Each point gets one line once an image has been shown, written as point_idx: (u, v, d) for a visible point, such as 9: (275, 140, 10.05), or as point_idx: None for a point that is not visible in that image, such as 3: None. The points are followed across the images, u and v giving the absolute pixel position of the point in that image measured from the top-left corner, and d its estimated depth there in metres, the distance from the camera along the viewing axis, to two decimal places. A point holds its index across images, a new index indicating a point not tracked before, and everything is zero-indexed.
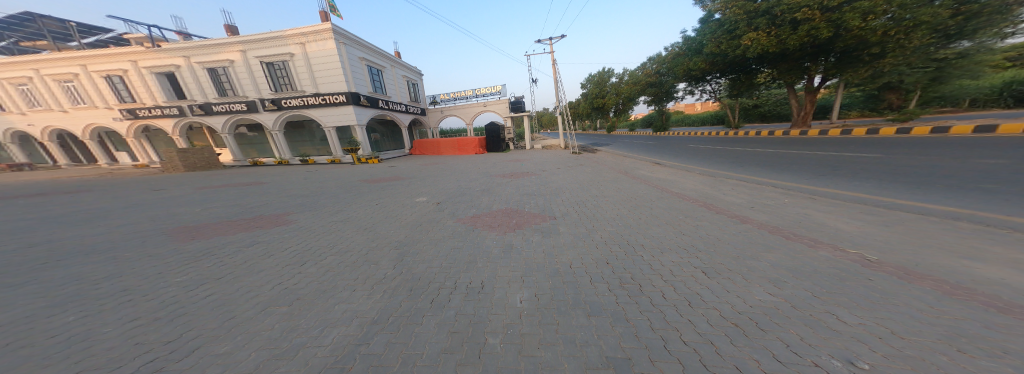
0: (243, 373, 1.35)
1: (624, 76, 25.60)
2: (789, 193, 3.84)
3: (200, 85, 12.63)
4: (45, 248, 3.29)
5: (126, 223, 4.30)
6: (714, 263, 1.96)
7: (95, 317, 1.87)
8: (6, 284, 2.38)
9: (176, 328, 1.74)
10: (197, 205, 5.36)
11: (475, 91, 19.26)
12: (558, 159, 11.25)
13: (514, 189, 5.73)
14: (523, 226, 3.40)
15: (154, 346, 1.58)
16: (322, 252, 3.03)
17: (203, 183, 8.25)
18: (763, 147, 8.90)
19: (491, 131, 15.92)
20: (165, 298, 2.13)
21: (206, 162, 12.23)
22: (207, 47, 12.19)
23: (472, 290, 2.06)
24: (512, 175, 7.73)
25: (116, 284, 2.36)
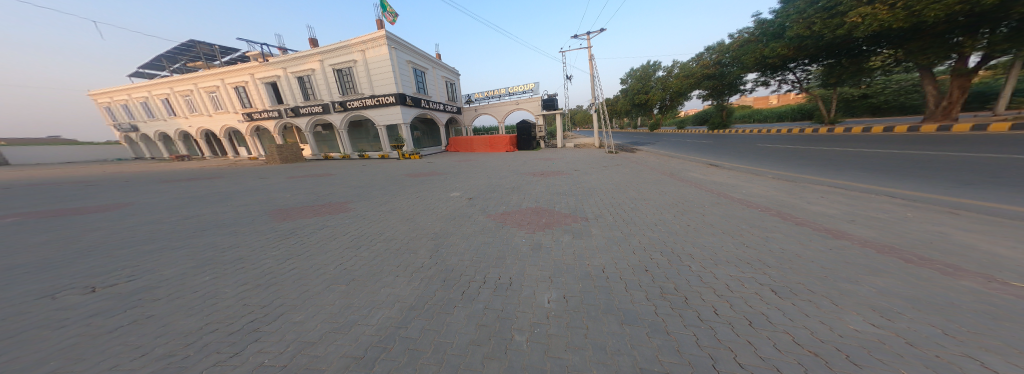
0: (310, 342, 1.55)
1: (674, 69, 23.49)
2: (907, 206, 3.15)
3: (291, 92, 14.97)
4: (186, 220, 4.18)
5: (235, 204, 5.26)
6: (789, 282, 1.70)
7: (220, 279, 2.32)
8: (164, 247, 3.07)
9: (270, 295, 2.07)
10: (279, 192, 6.30)
11: (508, 90, 19.40)
12: (591, 158, 10.86)
13: (547, 188, 5.65)
14: (553, 226, 3.34)
15: (254, 308, 1.89)
16: (372, 239, 3.34)
17: (283, 174, 9.65)
18: (864, 147, 7.44)
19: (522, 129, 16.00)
20: (262, 268, 2.55)
21: (294, 156, 14.35)
22: (296, 59, 14.36)
23: (500, 285, 2.09)
24: (542, 173, 7.66)
25: (233, 253, 2.90)
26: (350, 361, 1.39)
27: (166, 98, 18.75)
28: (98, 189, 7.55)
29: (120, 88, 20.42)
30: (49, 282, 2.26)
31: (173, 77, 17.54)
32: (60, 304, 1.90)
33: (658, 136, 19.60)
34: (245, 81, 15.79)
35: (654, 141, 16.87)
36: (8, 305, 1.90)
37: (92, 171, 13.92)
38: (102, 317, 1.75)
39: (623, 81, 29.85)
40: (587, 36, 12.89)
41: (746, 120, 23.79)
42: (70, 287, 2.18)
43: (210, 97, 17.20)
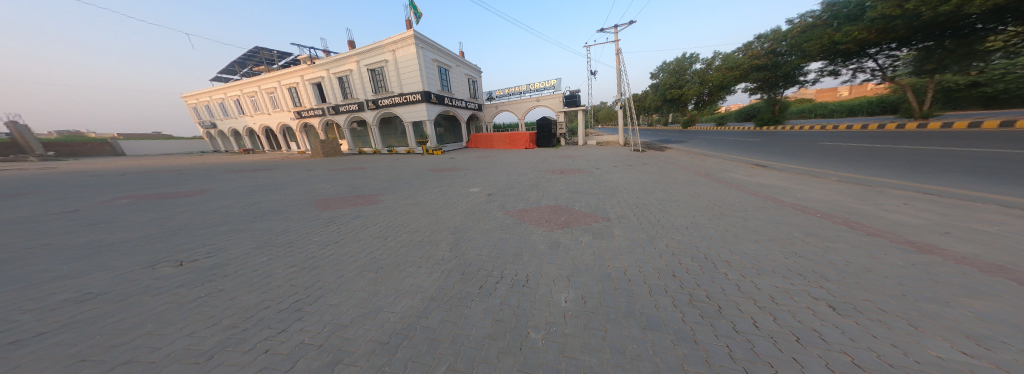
0: (342, 324, 1.66)
1: (716, 61, 21.77)
2: (1009, 218, 2.69)
3: (332, 92, 16.12)
4: (244, 206, 4.68)
5: (282, 193, 5.78)
6: (853, 298, 1.52)
7: (273, 260, 2.57)
8: (229, 229, 3.48)
9: (312, 277, 2.26)
10: (318, 183, 6.82)
11: (529, 86, 19.29)
12: (614, 156, 10.51)
13: (568, 186, 5.55)
14: (573, 225, 3.27)
15: (299, 289, 2.07)
16: (398, 230, 3.51)
17: (320, 167, 10.42)
18: (959, 148, 6.38)
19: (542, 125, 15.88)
20: (305, 252, 2.79)
21: (334, 150, 15.42)
22: (336, 61, 15.40)
23: (517, 282, 2.09)
24: (562, 171, 7.53)
25: (284, 237, 3.20)
26: (376, 346, 1.47)
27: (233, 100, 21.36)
28: (172, 177, 8.66)
29: (198, 92, 23.57)
30: (145, 254, 2.66)
31: (239, 81, 19.95)
32: (155, 274, 2.23)
33: (690, 135, 18.41)
34: (293, 82, 17.31)
35: (685, 139, 15.90)
36: (119, 272, 2.27)
37: (169, 162, 16.01)
38: (186, 288, 2.04)
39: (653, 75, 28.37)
40: (614, 30, 12.41)
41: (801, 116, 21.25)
42: (163, 259, 2.55)
43: (266, 97, 19.20)
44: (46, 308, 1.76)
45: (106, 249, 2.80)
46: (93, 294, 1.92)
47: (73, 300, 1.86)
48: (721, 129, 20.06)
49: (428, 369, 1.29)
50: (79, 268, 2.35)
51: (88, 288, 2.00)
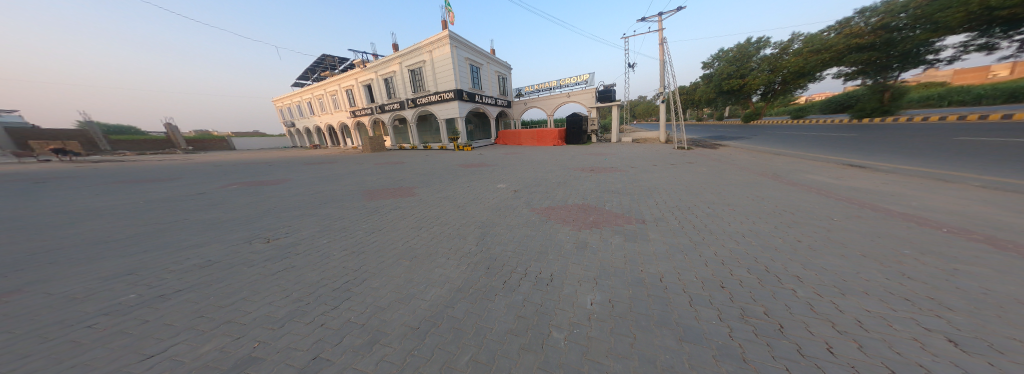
0: (380, 307, 1.82)
1: (798, 43, 18.40)
2: None
3: (378, 93, 17.54)
4: (305, 194, 5.34)
5: (334, 183, 6.45)
6: (984, 334, 1.21)
7: (330, 244, 2.93)
8: (298, 214, 4.05)
9: (359, 261, 2.51)
10: (364, 176, 7.47)
11: (559, 82, 18.85)
12: (650, 154, 9.87)
13: (598, 185, 5.38)
14: (602, 226, 3.14)
15: (349, 271, 2.33)
16: (431, 221, 3.71)
17: (364, 161, 11.39)
18: None
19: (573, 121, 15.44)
20: (354, 237, 3.13)
21: (378, 146, 16.73)
22: (381, 64, 16.67)
23: (541, 280, 2.07)
24: (593, 169, 7.29)
25: (338, 224, 3.60)
26: (408, 330, 1.57)
27: (303, 103, 24.71)
28: (250, 168, 10.19)
29: (279, 97, 27.81)
30: (243, 232, 3.26)
31: (309, 85, 23.05)
32: (250, 249, 2.73)
33: (744, 132, 16.44)
34: (347, 85, 19.27)
35: (737, 136, 14.24)
36: (226, 246, 2.84)
37: (247, 154, 18.76)
38: (270, 262, 2.46)
39: (705, 64, 25.25)
40: (658, 19, 11.59)
41: (923, 105, 16.70)
42: (255, 237, 3.09)
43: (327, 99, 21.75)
44: (180, 271, 2.29)
45: (215, 226, 3.48)
46: (209, 263, 2.44)
47: (200, 265, 2.40)
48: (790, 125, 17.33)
49: (451, 358, 1.34)
50: (199, 241, 2.98)
51: (210, 257, 2.56)
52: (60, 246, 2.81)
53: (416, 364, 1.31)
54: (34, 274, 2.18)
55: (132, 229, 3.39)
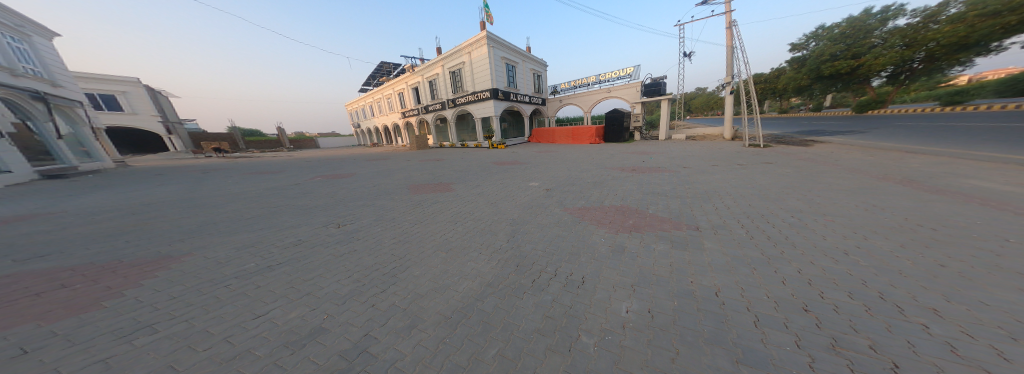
0: (418, 294, 1.99)
1: (958, 3, 12.82)
2: None
3: (423, 94, 18.88)
4: (361, 187, 6.04)
5: (383, 178, 7.14)
6: None
7: (380, 233, 3.32)
8: (356, 204, 4.64)
9: (402, 251, 2.77)
10: (410, 172, 8.11)
11: (599, 77, 18.02)
12: (702, 153, 8.89)
13: (639, 186, 5.06)
14: (643, 231, 2.92)
15: (394, 259, 2.61)
16: (466, 216, 3.88)
17: (408, 158, 12.34)
18: None
19: (614, 118, 14.69)
20: (400, 228, 3.47)
21: (420, 143, 17.96)
22: (426, 68, 17.91)
23: (571, 282, 2.02)
24: (634, 169, 6.84)
25: (387, 214, 4.03)
26: (442, 319, 1.69)
27: (365, 107, 28.09)
28: (320, 163, 11.87)
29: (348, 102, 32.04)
30: (317, 218, 3.91)
31: (370, 90, 25.99)
32: (324, 233, 3.30)
33: (828, 127, 13.75)
34: (399, 89, 21.23)
35: (818, 134, 11.98)
36: (308, 229, 3.47)
37: (317, 152, 21.82)
38: (338, 245, 2.96)
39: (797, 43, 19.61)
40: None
41: None
42: (326, 223, 3.69)
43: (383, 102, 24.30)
44: (280, 247, 2.92)
45: (297, 211, 4.22)
46: (299, 242, 3.06)
47: (293, 243, 3.02)
48: (900, 118, 13.84)
49: (479, 349, 1.40)
50: (289, 223, 3.69)
51: (298, 237, 3.19)
52: (202, 222, 3.73)
53: (447, 352, 1.40)
54: (191, 244, 2.99)
55: (244, 210, 4.33)
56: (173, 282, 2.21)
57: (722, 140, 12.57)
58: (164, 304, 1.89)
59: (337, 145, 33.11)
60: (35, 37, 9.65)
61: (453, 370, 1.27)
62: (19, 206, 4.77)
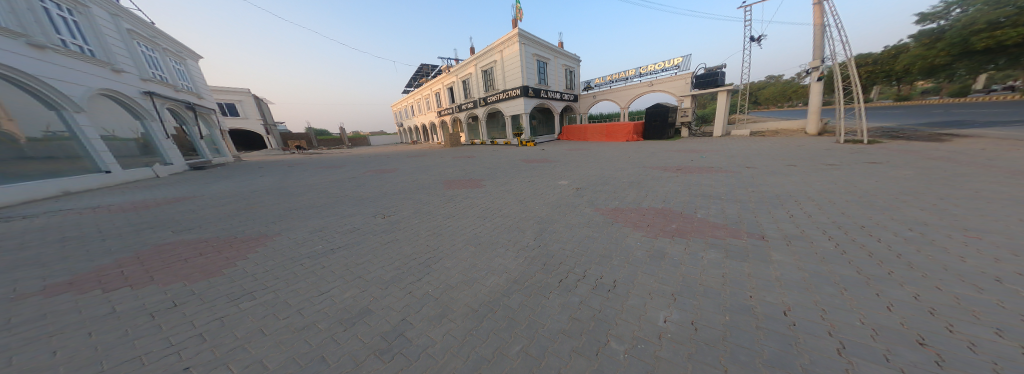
0: (448, 285, 2.08)
1: None
2: None
3: (457, 94, 19.59)
4: (401, 181, 6.50)
5: (420, 173, 7.58)
6: None
7: (416, 224, 3.54)
8: (397, 196, 5.01)
9: (436, 243, 2.93)
10: (445, 167, 8.49)
11: (639, 70, 16.96)
12: (760, 152, 7.87)
13: (682, 187, 4.66)
14: (687, 237, 2.66)
15: (428, 250, 2.76)
16: (494, 212, 3.97)
17: (442, 155, 12.96)
18: None
19: (659, 113, 13.70)
20: (434, 221, 3.66)
21: (453, 141, 18.70)
22: (460, 67, 18.51)
23: (601, 285, 1.94)
24: (679, 169, 6.31)
25: (424, 208, 4.27)
26: (469, 311, 1.74)
27: (407, 107, 30.17)
28: (367, 159, 13.05)
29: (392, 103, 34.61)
30: (365, 208, 4.31)
31: (411, 91, 27.74)
32: (371, 223, 3.63)
33: (942, 123, 11.10)
34: (436, 89, 22.31)
35: (927, 130, 9.83)
36: (358, 217, 3.86)
37: (366, 149, 24.02)
38: (381, 234, 3.23)
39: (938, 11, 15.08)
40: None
41: None
42: (373, 213, 4.05)
43: (422, 102, 25.80)
44: (338, 232, 3.30)
45: (348, 202, 4.71)
46: (354, 229, 3.41)
47: (348, 229, 3.39)
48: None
49: (505, 343, 1.42)
50: (344, 212, 4.14)
51: (351, 225, 3.55)
52: (279, 208, 4.36)
53: (473, 343, 1.43)
54: (276, 226, 3.54)
55: (309, 199, 4.97)
56: (268, 256, 2.68)
57: (805, 135, 11.03)
58: (262, 275, 2.30)
59: (387, 143, 36.05)
60: (189, 58, 12.45)
61: (479, 362, 1.29)
62: (158, 190, 6.09)
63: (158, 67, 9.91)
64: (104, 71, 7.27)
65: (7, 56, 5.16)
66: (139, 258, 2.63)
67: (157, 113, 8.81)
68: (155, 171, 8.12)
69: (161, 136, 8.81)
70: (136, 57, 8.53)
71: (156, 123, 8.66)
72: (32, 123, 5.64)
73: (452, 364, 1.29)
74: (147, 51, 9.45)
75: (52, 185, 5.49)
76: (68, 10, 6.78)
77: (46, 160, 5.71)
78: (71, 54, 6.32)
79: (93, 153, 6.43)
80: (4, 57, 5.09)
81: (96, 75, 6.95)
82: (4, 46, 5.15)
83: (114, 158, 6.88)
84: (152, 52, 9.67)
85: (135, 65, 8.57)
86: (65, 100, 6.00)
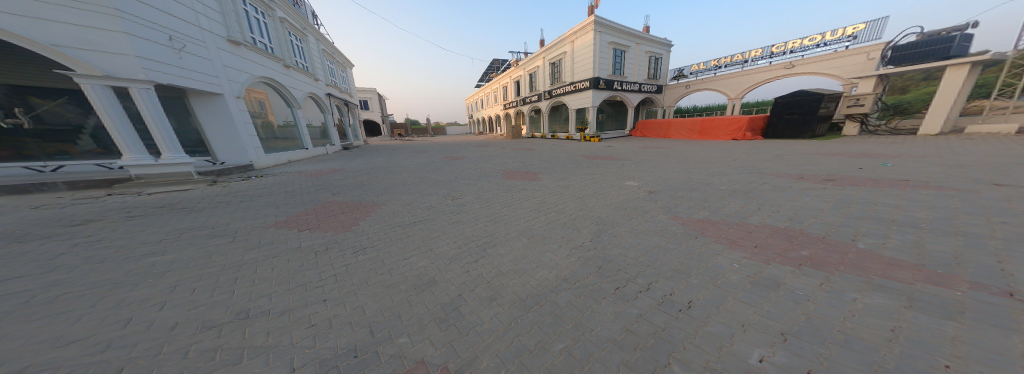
0: (502, 270, 2.26)
1: None
2: None
3: (524, 86, 19.76)
4: (469, 168, 7.14)
5: (485, 162, 8.12)
6: None
7: (477, 210, 3.91)
8: (465, 182, 5.56)
9: (494, 229, 3.19)
10: (505, 158, 8.90)
11: (772, 49, 13.52)
12: (965, 162, 5.28)
13: (795, 202, 3.67)
14: (826, 268, 1.99)
15: (487, 234, 3.04)
16: (551, 207, 3.99)
17: (507, 146, 13.49)
18: None
19: (803, 103, 10.57)
20: (494, 209, 3.96)
21: (514, 134, 19.23)
22: (529, 59, 18.50)
23: (670, 303, 1.75)
24: (814, 179, 4.81)
25: (486, 195, 4.61)
26: (517, 300, 1.87)
27: (478, 100, 32.26)
28: (446, 148, 14.69)
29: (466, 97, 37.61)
30: (440, 190, 4.95)
31: (482, 86, 29.42)
32: (444, 203, 4.19)
33: None
34: (506, 82, 23.00)
35: None
36: (435, 197, 4.50)
37: (441, 137, 27.19)
38: (452, 214, 3.71)
39: None
40: None
41: None
42: (445, 195, 4.64)
43: (492, 96, 27.14)
44: (420, 208, 3.94)
45: (425, 183, 5.50)
46: (431, 207, 4.01)
47: (428, 207, 4.01)
48: None
49: (547, 338, 1.49)
50: (426, 191, 4.88)
51: (430, 203, 4.18)
52: (380, 183, 5.51)
53: (517, 331, 1.56)
54: (380, 197, 4.49)
55: (400, 178, 6.04)
56: (375, 220, 3.48)
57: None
58: (371, 235, 3.02)
59: (459, 133, 39.85)
60: (348, 69, 16.99)
61: (521, 350, 1.41)
62: (317, 163, 8.46)
63: (332, 74, 13.95)
64: (309, 79, 10.82)
65: (273, 73, 8.46)
66: (311, 209, 3.84)
67: (330, 108, 12.38)
68: (327, 149, 11.63)
69: (332, 124, 12.40)
70: (323, 68, 12.32)
71: (330, 115, 12.20)
72: (281, 114, 8.81)
73: (496, 347, 1.45)
74: (329, 65, 13.57)
75: (283, 156, 8.56)
76: (299, 39, 10.49)
77: (284, 140, 8.87)
78: (298, 70, 9.77)
79: (301, 136, 9.77)
80: (272, 74, 8.36)
81: (306, 83, 10.45)
82: (272, 67, 8.43)
83: (309, 139, 10.22)
84: (331, 65, 13.82)
85: (323, 74, 12.44)
86: (294, 100, 9.25)
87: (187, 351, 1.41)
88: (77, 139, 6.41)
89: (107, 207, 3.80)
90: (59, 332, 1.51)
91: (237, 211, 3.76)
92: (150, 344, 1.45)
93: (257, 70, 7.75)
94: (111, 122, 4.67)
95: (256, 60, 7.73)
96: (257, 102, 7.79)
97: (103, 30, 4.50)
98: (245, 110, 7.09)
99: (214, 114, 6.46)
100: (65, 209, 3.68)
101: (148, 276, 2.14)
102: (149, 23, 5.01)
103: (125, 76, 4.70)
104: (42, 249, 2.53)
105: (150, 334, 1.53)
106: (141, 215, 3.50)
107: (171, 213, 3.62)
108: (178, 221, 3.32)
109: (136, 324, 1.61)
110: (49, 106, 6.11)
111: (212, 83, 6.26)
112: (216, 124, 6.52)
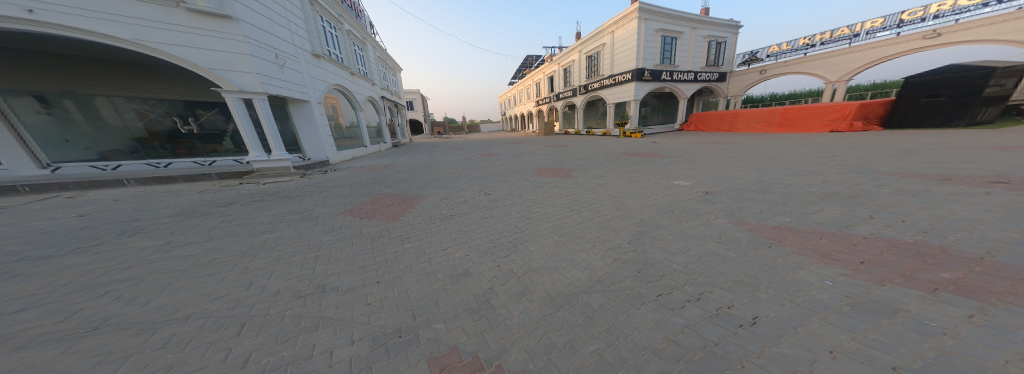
0: (534, 267, 2.37)
1: None
2: None
3: (558, 82, 19.38)
4: (502, 165, 7.39)
5: (518, 159, 8.29)
6: None
7: (511, 206, 4.07)
8: (501, 179, 5.79)
9: (528, 226, 3.30)
10: (538, 155, 8.97)
11: (906, 15, 10.66)
12: None
13: (901, 211, 2.99)
14: (978, 297, 1.55)
15: (520, 231, 3.18)
16: (585, 206, 3.94)
17: (541, 143, 13.50)
18: None
19: (954, 81, 8.19)
20: (526, 206, 4.08)
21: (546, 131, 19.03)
22: (565, 54, 18.04)
23: (724, 316, 1.63)
24: (937, 183, 3.82)
25: (520, 193, 4.75)
26: (547, 297, 1.97)
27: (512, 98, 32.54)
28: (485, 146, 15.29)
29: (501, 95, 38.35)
30: (476, 186, 5.26)
31: (516, 83, 29.59)
32: (479, 199, 4.47)
33: None
34: (539, 78, 22.74)
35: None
36: (472, 193, 4.81)
37: (477, 136, 28.30)
38: (488, 210, 3.94)
39: None
40: None
41: None
42: (480, 191, 4.92)
43: (525, 93, 27.16)
44: (458, 203, 4.28)
45: (463, 179, 5.90)
46: (467, 202, 4.32)
47: (465, 202, 4.33)
48: None
49: (577, 340, 1.54)
50: (463, 187, 5.25)
51: (467, 198, 4.50)
52: (424, 178, 6.11)
53: (547, 329, 1.65)
54: (424, 191, 5.01)
55: (441, 174, 6.58)
56: (420, 212, 3.92)
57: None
58: (416, 226, 3.43)
59: (495, 131, 40.88)
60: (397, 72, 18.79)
61: (550, 348, 1.50)
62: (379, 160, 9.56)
63: (385, 78, 15.63)
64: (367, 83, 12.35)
65: (341, 80, 9.91)
66: (369, 200, 4.50)
67: (383, 109, 13.92)
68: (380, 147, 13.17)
69: (384, 124, 13.96)
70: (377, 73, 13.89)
71: (383, 116, 13.77)
72: (348, 116, 10.29)
73: (525, 341, 1.56)
74: (382, 69, 15.22)
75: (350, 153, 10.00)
76: (359, 48, 12.01)
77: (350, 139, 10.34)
78: (359, 76, 11.22)
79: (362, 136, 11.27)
80: (341, 81, 9.81)
81: (365, 87, 11.96)
82: (340, 74, 9.89)
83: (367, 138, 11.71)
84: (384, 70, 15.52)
85: (378, 78, 14.06)
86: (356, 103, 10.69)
87: (284, 315, 1.86)
88: (222, 141, 8.59)
89: (241, 193, 5.08)
90: (211, 289, 2.14)
91: (317, 199, 4.63)
92: (264, 305, 1.96)
93: (331, 78, 9.18)
94: (246, 128, 6.12)
95: (330, 70, 9.15)
96: (331, 107, 9.23)
97: (237, 53, 5.89)
98: (322, 114, 8.49)
99: (302, 118, 7.90)
100: (219, 193, 5.02)
101: (261, 250, 2.82)
102: (263, 44, 6.37)
103: (250, 89, 6.06)
104: (201, 223, 3.54)
105: (263, 297, 2.06)
106: (257, 200, 4.58)
107: (274, 199, 4.66)
108: (279, 206, 4.24)
109: (255, 288, 2.17)
110: (208, 116, 8.27)
111: (302, 92, 7.66)
112: (303, 129, 7.98)
